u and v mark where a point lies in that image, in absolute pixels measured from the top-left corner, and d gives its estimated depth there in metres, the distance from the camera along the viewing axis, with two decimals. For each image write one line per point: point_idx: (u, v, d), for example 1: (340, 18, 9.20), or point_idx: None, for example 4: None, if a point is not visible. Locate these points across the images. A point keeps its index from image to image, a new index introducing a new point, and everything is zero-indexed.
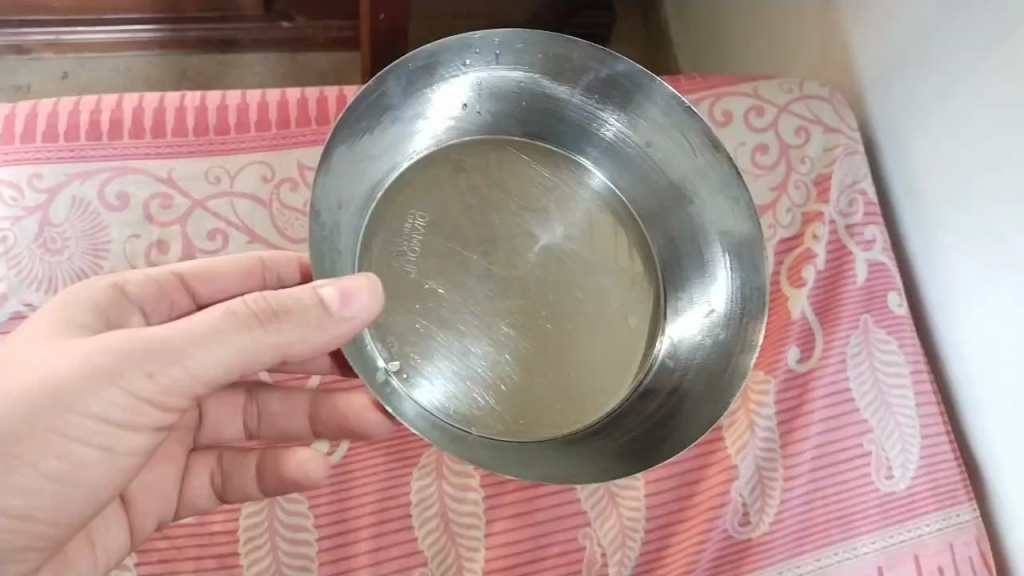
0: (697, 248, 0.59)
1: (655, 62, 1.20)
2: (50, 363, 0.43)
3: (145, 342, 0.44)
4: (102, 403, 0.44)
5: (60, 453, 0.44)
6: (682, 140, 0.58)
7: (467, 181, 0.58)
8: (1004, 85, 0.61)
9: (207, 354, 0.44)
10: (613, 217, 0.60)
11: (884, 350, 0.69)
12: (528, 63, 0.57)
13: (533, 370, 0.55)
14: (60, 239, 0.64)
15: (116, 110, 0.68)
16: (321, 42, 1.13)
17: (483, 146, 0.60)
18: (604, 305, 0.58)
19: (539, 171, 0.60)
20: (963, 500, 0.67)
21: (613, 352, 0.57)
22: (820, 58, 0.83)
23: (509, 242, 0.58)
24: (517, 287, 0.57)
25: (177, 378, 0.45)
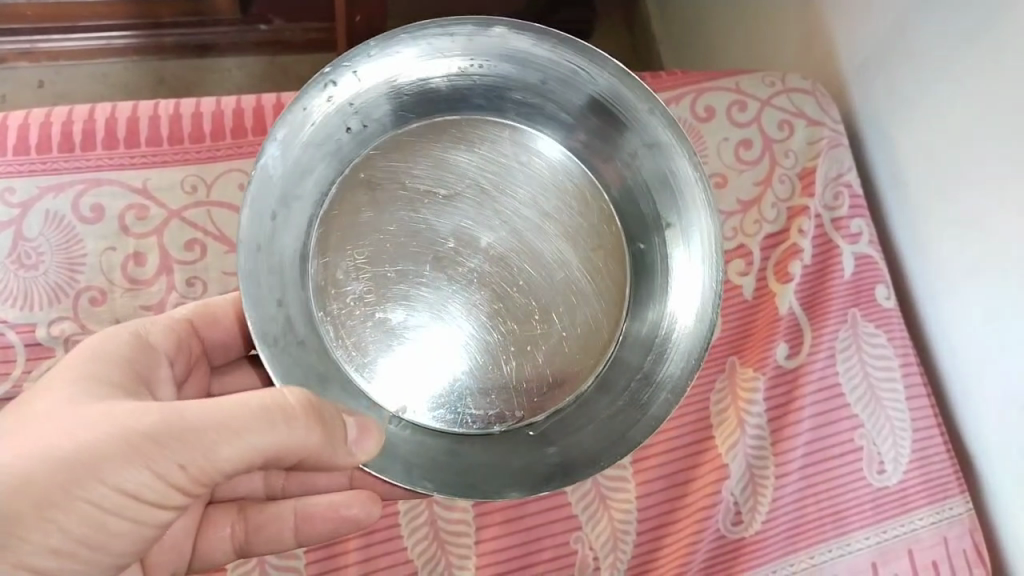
0: (642, 159, 0.55)
1: (638, 56, 1.19)
2: (78, 435, 0.40)
3: (183, 424, 0.42)
4: (137, 476, 0.41)
5: (91, 523, 0.41)
6: (576, 71, 0.53)
7: (388, 194, 0.55)
8: (989, 74, 0.60)
9: (236, 450, 0.43)
10: (553, 190, 0.57)
11: (874, 344, 0.69)
12: (386, 60, 0.52)
13: (515, 371, 0.54)
14: (34, 253, 0.63)
15: (87, 120, 0.67)
16: (300, 45, 1.12)
17: (394, 151, 0.56)
18: (559, 303, 0.56)
19: (459, 147, 0.57)
20: (956, 493, 0.66)
21: (579, 338, 0.56)
22: (802, 50, 0.82)
23: (455, 238, 0.55)
24: (478, 281, 0.55)
25: (204, 468, 0.43)
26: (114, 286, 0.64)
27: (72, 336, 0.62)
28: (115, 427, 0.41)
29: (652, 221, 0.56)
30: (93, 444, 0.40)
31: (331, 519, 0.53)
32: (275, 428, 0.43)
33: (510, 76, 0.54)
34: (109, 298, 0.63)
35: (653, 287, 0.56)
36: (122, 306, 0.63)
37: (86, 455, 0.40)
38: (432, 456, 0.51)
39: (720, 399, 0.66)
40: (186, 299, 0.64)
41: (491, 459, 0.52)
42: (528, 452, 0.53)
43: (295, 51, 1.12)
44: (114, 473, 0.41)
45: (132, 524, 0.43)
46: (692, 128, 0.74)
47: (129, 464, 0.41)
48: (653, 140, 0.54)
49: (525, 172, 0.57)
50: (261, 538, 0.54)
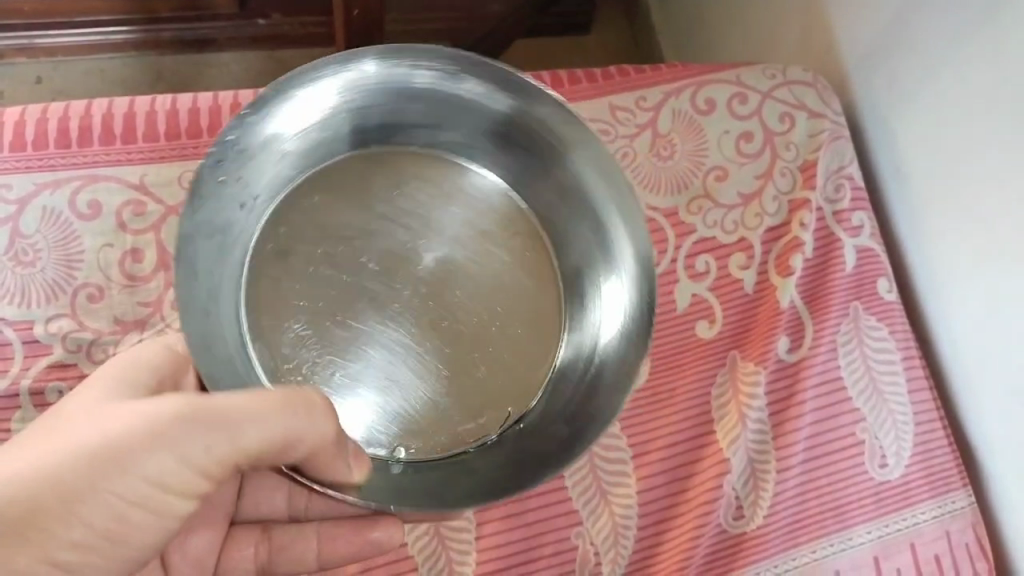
0: (533, 149, 0.58)
1: (639, 48, 1.18)
2: (107, 430, 0.41)
3: (205, 410, 0.42)
4: (160, 466, 0.42)
5: (113, 516, 0.41)
6: (446, 82, 0.56)
7: (301, 256, 0.55)
8: (990, 63, 0.60)
9: (259, 432, 0.43)
10: (471, 225, 0.58)
11: (876, 338, 0.68)
12: (265, 124, 0.53)
13: (461, 413, 0.54)
14: (32, 250, 0.63)
15: (84, 116, 0.67)
16: (298, 39, 1.11)
17: (306, 208, 0.56)
18: (504, 351, 0.56)
19: (366, 185, 0.58)
20: (958, 486, 0.66)
21: (529, 360, 0.56)
22: (804, 42, 0.81)
23: (382, 267, 0.56)
24: (422, 310, 0.56)
25: (230, 451, 0.43)
26: (112, 282, 0.63)
27: (70, 333, 0.62)
28: (137, 417, 0.42)
29: (560, 208, 0.58)
30: (123, 432, 0.41)
31: (354, 541, 0.53)
32: (285, 420, 0.43)
33: (383, 103, 0.56)
34: (107, 294, 0.63)
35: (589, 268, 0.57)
36: (120, 303, 0.63)
37: (117, 446, 0.41)
38: (437, 479, 0.51)
39: (721, 393, 0.66)
40: None
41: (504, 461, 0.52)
42: (521, 449, 0.53)
43: (293, 45, 1.12)
44: (139, 463, 0.41)
45: (149, 514, 0.43)
46: (692, 121, 0.74)
47: (156, 449, 0.41)
48: (528, 129, 0.57)
49: (437, 217, 0.58)
50: (280, 555, 0.55)
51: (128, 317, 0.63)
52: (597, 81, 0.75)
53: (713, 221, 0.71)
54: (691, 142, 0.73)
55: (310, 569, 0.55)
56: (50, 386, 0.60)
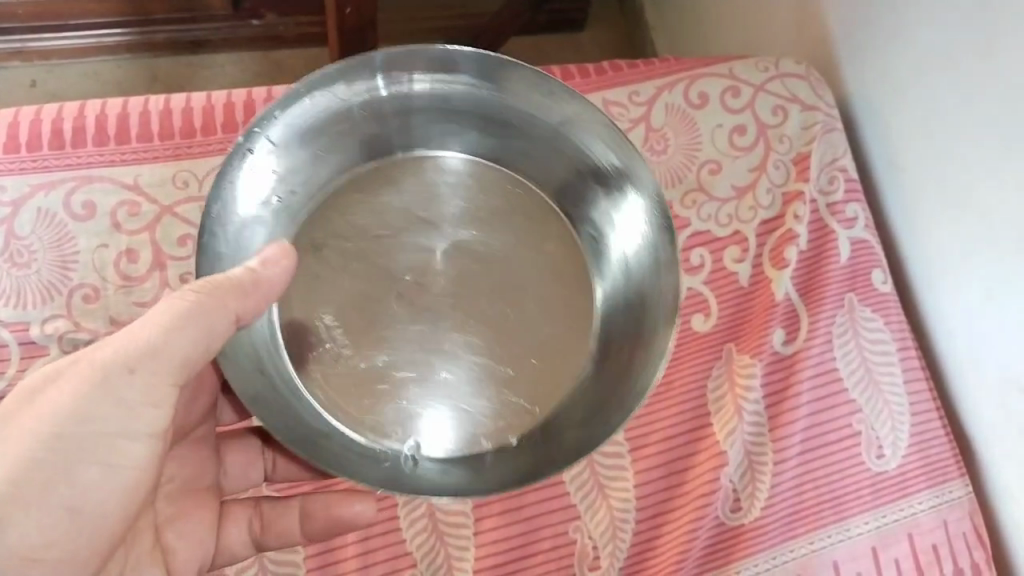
0: (563, 150, 0.58)
1: (632, 44, 1.18)
2: (46, 400, 0.43)
3: (124, 346, 0.44)
4: (106, 418, 0.43)
5: (69, 485, 0.42)
6: (477, 86, 0.56)
7: (334, 254, 0.56)
8: (984, 52, 0.60)
9: (180, 339, 0.44)
10: (499, 214, 0.59)
11: (871, 328, 0.69)
12: (295, 123, 0.54)
13: (501, 407, 0.54)
14: (26, 251, 0.63)
15: (77, 117, 0.67)
16: (293, 39, 1.11)
17: (340, 201, 0.57)
18: (533, 347, 0.56)
19: (398, 181, 0.58)
20: (955, 476, 0.66)
21: (559, 353, 0.56)
22: (797, 35, 0.82)
23: (412, 272, 0.57)
24: (450, 305, 0.56)
25: (162, 371, 0.44)
26: (107, 282, 0.63)
27: (66, 333, 0.62)
28: (64, 384, 0.43)
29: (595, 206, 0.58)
30: (57, 400, 0.43)
31: (331, 518, 0.55)
32: (199, 310, 0.44)
33: (407, 114, 0.57)
34: (102, 295, 0.63)
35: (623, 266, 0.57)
36: (115, 303, 0.63)
37: (56, 415, 0.42)
38: (469, 476, 0.51)
39: (717, 385, 0.66)
40: None
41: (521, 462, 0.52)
42: (542, 452, 0.52)
43: (287, 45, 1.12)
44: (78, 425, 0.43)
45: (107, 472, 0.44)
46: (684, 115, 0.74)
47: (92, 400, 0.43)
48: (561, 136, 0.58)
49: (463, 210, 0.58)
50: (274, 527, 0.56)
51: (124, 317, 0.63)
52: (589, 75, 0.75)
53: (707, 215, 0.71)
54: (684, 136, 0.73)
55: (297, 541, 0.56)
56: None
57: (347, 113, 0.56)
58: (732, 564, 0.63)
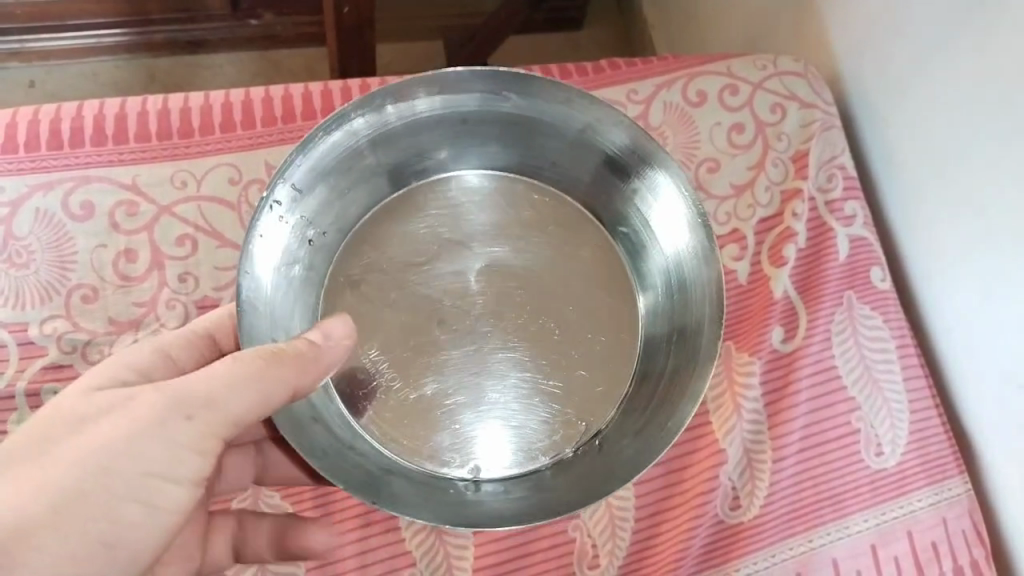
0: (584, 157, 0.58)
1: (630, 41, 1.18)
2: (90, 433, 0.41)
3: (183, 393, 0.43)
4: (155, 456, 0.42)
5: (108, 519, 0.41)
6: (492, 100, 0.55)
7: (372, 284, 0.57)
8: (982, 47, 0.60)
9: (239, 398, 0.43)
10: (530, 229, 0.60)
11: (869, 325, 0.69)
12: (316, 165, 0.53)
13: (544, 427, 0.56)
14: (25, 252, 0.63)
15: (76, 117, 0.67)
16: (291, 39, 1.11)
17: (373, 230, 0.59)
18: (576, 369, 0.57)
19: (426, 200, 0.60)
20: (954, 473, 0.66)
21: (602, 369, 0.57)
22: (795, 32, 0.82)
23: (449, 294, 0.58)
24: (494, 323, 0.58)
25: (213, 424, 0.43)
26: (106, 282, 0.64)
27: (65, 334, 0.62)
28: (118, 423, 0.42)
29: (617, 205, 0.59)
30: (104, 435, 0.41)
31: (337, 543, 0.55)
32: (266, 374, 0.44)
33: (427, 132, 0.57)
34: (101, 295, 0.63)
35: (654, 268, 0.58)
36: (114, 304, 0.63)
37: (101, 450, 0.41)
38: (530, 494, 0.53)
39: (716, 382, 0.66)
40: (178, 295, 0.64)
41: (583, 472, 0.54)
42: (599, 464, 0.54)
43: (285, 45, 1.12)
44: (127, 461, 0.41)
45: (148, 511, 0.43)
46: (683, 113, 0.74)
47: (140, 439, 0.42)
48: (583, 146, 0.57)
49: (495, 227, 0.60)
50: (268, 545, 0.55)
51: (123, 317, 0.63)
52: (587, 74, 0.75)
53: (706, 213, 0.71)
54: (683, 134, 0.73)
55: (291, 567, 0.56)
56: (46, 387, 0.60)
57: (364, 148, 0.55)
58: (730, 562, 0.63)
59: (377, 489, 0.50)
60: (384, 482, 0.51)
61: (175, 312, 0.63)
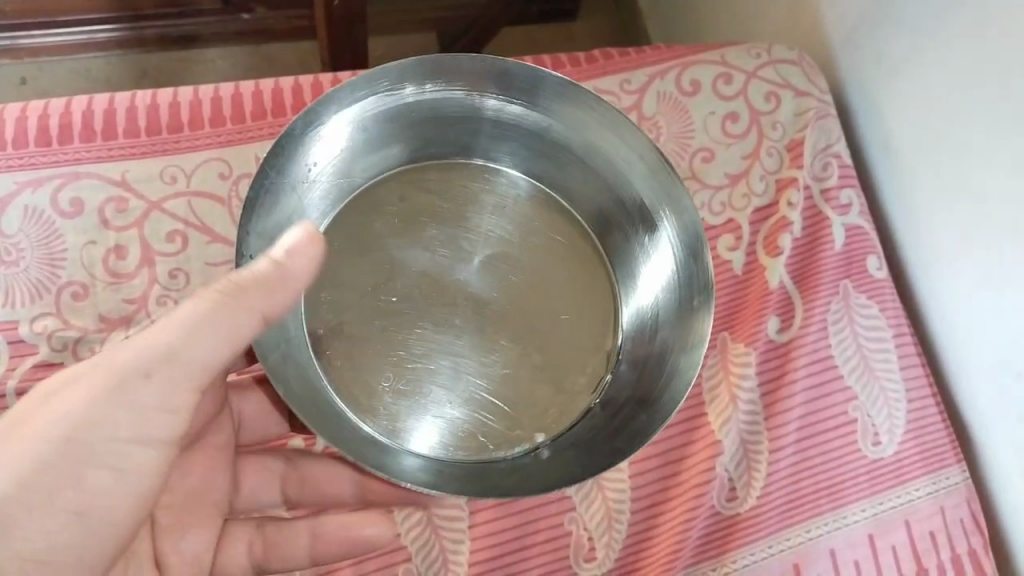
0: (519, 135, 0.60)
1: (625, 33, 1.17)
2: (54, 399, 0.42)
3: (142, 347, 0.43)
4: (119, 422, 0.43)
5: (86, 486, 0.42)
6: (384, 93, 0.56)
7: (362, 308, 0.56)
8: (975, 28, 0.59)
9: (199, 343, 0.44)
10: (496, 211, 0.61)
11: (865, 315, 0.68)
12: (266, 229, 0.53)
13: (562, 373, 0.58)
14: (14, 249, 0.63)
15: (64, 113, 0.66)
16: (284, 33, 1.10)
17: (344, 249, 0.58)
18: (574, 357, 0.58)
19: (388, 200, 0.60)
20: (953, 462, 0.66)
21: (589, 326, 0.59)
22: (789, 21, 0.81)
23: (423, 281, 0.58)
24: (476, 329, 0.57)
25: (178, 383, 0.44)
26: (96, 280, 0.63)
27: (55, 332, 0.61)
28: (79, 387, 0.42)
29: (570, 174, 0.61)
30: (66, 401, 0.42)
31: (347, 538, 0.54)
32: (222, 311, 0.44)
33: (356, 158, 0.58)
34: (91, 293, 0.63)
35: (621, 235, 0.60)
36: (105, 301, 0.63)
37: (64, 417, 0.42)
38: (606, 429, 0.55)
39: (713, 373, 0.66)
40: (169, 291, 0.63)
41: (632, 393, 0.55)
42: (648, 357, 0.56)
43: (277, 39, 1.11)
44: (91, 430, 0.42)
45: None
46: (677, 102, 0.73)
47: (102, 404, 0.42)
48: (484, 118, 0.60)
49: (477, 227, 0.60)
50: (275, 544, 0.55)
51: (114, 314, 0.63)
52: (580, 64, 0.75)
53: (701, 203, 0.70)
54: (677, 123, 0.73)
55: (301, 565, 0.55)
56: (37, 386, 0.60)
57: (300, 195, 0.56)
58: (728, 553, 0.63)
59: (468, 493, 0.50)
60: (437, 476, 0.51)
61: (166, 309, 0.63)
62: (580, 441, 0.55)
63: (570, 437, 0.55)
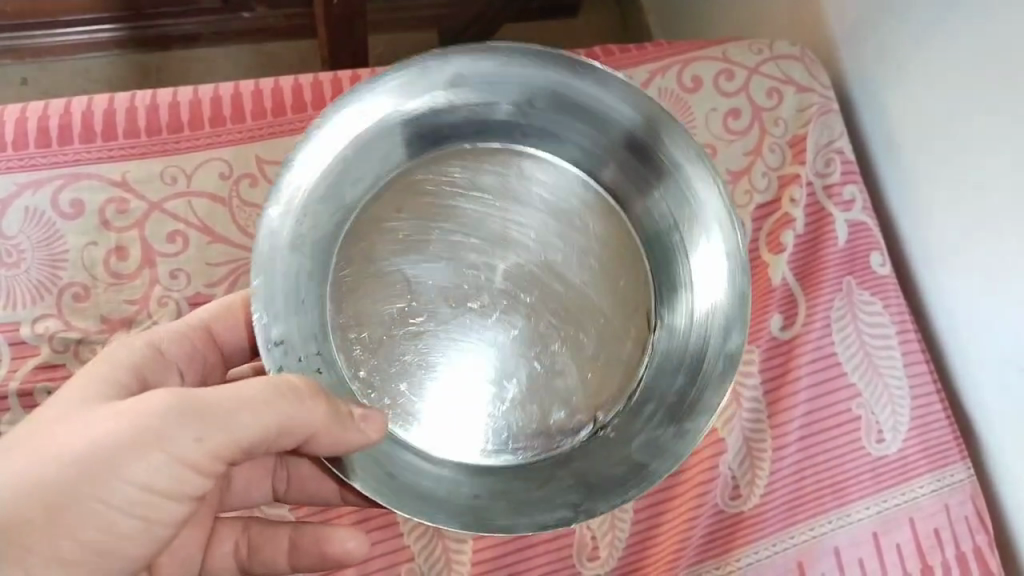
0: (495, 121, 0.53)
1: (626, 30, 1.17)
2: (85, 433, 0.41)
3: (193, 404, 0.42)
4: (148, 468, 0.41)
5: (102, 527, 0.41)
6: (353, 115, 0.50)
7: (375, 319, 0.51)
8: (979, 28, 0.59)
9: (251, 423, 0.43)
10: (501, 203, 0.55)
11: (869, 312, 0.68)
12: (277, 292, 0.47)
13: (608, 354, 0.53)
14: (15, 251, 0.63)
15: (64, 114, 0.66)
16: (284, 32, 1.10)
17: (349, 260, 0.52)
18: (620, 346, 0.53)
19: (386, 216, 0.53)
20: (957, 459, 0.66)
21: (622, 308, 0.54)
22: (791, 17, 0.81)
23: (439, 292, 0.53)
24: (499, 330, 0.53)
25: (220, 443, 0.42)
26: (97, 281, 0.63)
27: (57, 333, 0.61)
28: (118, 427, 0.41)
29: (564, 145, 0.54)
30: (104, 438, 0.41)
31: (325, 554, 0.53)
32: (282, 406, 0.43)
33: (345, 188, 0.51)
34: (92, 294, 0.63)
35: (640, 206, 0.54)
36: (106, 302, 0.63)
37: (99, 454, 0.40)
38: (676, 404, 0.51)
39: None
40: (170, 292, 0.63)
41: (693, 360, 0.51)
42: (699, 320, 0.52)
43: (278, 38, 1.11)
44: (122, 466, 0.41)
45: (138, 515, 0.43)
46: (679, 99, 0.73)
47: (142, 450, 0.41)
48: (456, 107, 0.52)
49: (486, 227, 0.54)
50: (260, 549, 0.54)
51: (115, 315, 0.63)
52: None
53: None
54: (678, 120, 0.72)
55: (281, 572, 0.55)
56: (39, 387, 0.60)
57: (294, 242, 0.49)
58: (731, 552, 0.63)
59: (552, 505, 0.48)
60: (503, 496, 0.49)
61: (167, 310, 0.63)
62: (647, 417, 0.51)
63: (632, 415, 0.52)
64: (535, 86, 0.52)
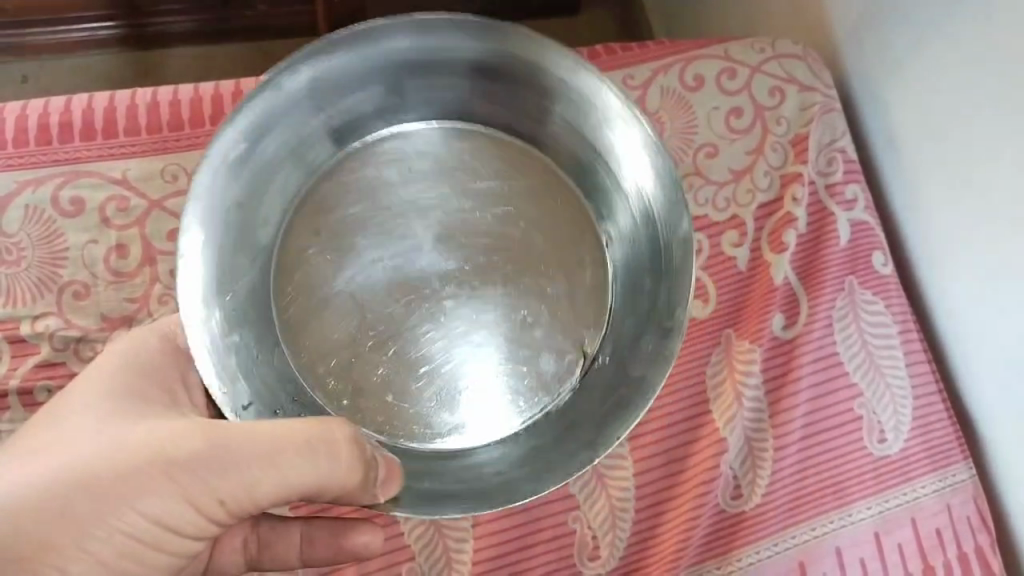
0: (377, 107, 0.54)
1: (629, 28, 1.17)
2: (109, 452, 0.42)
3: (220, 444, 0.43)
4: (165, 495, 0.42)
5: (113, 544, 0.41)
6: (246, 155, 0.50)
7: (324, 299, 0.53)
8: (982, 28, 0.58)
9: (276, 475, 0.44)
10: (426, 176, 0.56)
11: (871, 311, 0.68)
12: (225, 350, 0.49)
13: (576, 293, 0.55)
14: (15, 249, 0.63)
15: (64, 111, 0.66)
16: (285, 29, 1.10)
17: (290, 248, 0.53)
18: (585, 281, 0.55)
19: (307, 242, 0.54)
20: (959, 459, 0.65)
21: (566, 246, 0.56)
22: (794, 15, 0.80)
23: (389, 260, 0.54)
24: (456, 304, 0.54)
25: (240, 492, 0.44)
26: (97, 279, 0.63)
27: (58, 331, 0.61)
28: (142, 453, 0.42)
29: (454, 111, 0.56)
30: (128, 462, 0.42)
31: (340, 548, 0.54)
32: (311, 463, 0.44)
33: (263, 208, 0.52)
34: (93, 292, 0.63)
35: (550, 145, 0.56)
36: (106, 300, 0.63)
37: (122, 475, 0.42)
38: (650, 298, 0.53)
39: (716, 371, 0.66)
40: (171, 290, 0.63)
41: (649, 249, 0.54)
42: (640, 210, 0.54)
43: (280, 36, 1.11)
44: (142, 491, 0.42)
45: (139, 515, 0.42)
46: (680, 98, 0.73)
47: (164, 478, 0.42)
48: (335, 103, 0.53)
49: (423, 198, 0.56)
50: (270, 546, 0.55)
51: (116, 313, 0.62)
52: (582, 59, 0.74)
53: (704, 199, 0.70)
54: (680, 118, 0.72)
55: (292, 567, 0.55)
56: (39, 385, 0.60)
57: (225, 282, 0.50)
58: (732, 552, 0.63)
59: (575, 455, 0.50)
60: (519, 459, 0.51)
61: (168, 308, 0.63)
62: (628, 328, 0.53)
63: (612, 333, 0.54)
64: (396, 59, 0.52)
